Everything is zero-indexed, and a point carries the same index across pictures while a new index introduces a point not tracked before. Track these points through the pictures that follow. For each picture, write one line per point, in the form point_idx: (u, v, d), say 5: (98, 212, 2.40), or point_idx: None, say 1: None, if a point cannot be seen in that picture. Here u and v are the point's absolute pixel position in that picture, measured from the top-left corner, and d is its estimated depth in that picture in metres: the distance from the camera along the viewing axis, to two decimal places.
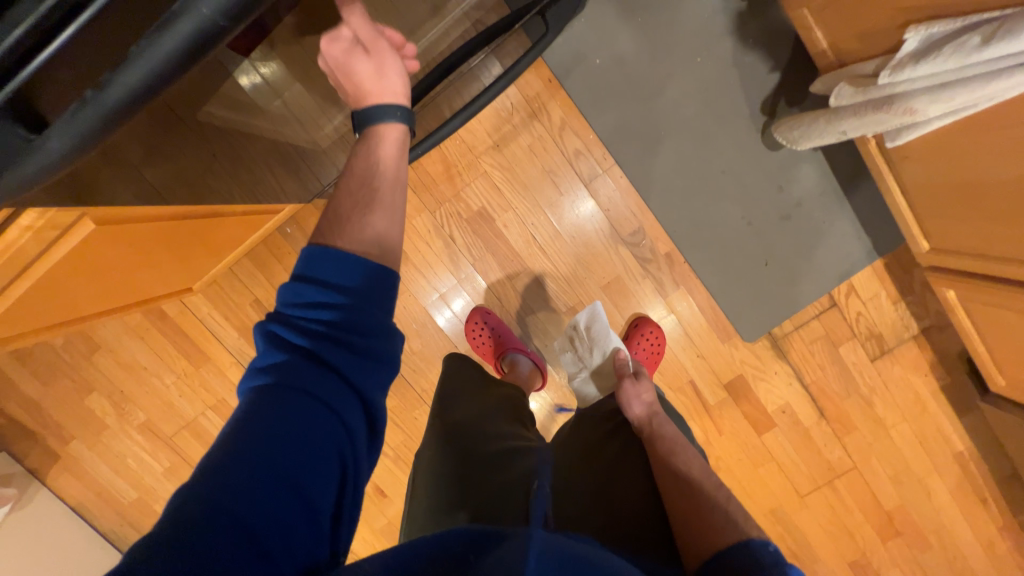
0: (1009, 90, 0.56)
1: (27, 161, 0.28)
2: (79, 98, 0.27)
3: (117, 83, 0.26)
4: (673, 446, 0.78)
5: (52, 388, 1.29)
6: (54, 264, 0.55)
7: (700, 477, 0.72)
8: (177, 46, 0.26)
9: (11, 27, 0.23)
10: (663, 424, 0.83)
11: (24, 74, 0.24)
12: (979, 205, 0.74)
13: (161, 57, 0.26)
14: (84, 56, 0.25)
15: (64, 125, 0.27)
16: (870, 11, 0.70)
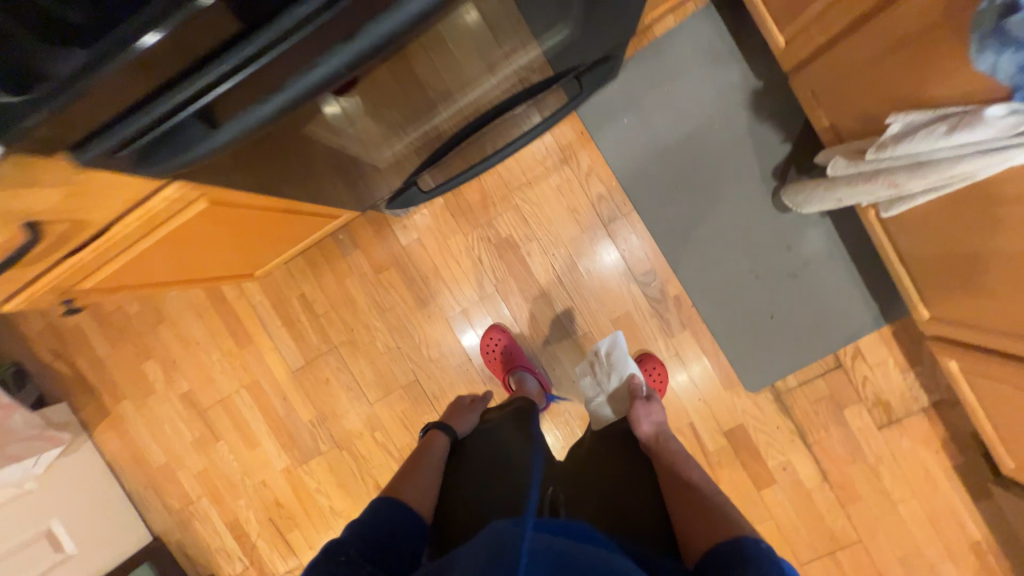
0: (978, 171, 0.64)
1: (204, 143, 0.42)
2: (247, 107, 0.41)
3: (274, 101, 0.41)
4: (677, 457, 0.82)
5: (117, 350, 1.46)
6: (166, 236, 0.70)
7: (702, 480, 0.76)
8: (317, 82, 0.40)
9: (220, 65, 0.37)
10: (669, 442, 0.87)
11: (220, 91, 0.38)
12: (972, 277, 0.79)
13: (308, 89, 0.41)
14: (256, 84, 0.39)
15: (236, 123, 0.42)
16: (862, 98, 0.80)
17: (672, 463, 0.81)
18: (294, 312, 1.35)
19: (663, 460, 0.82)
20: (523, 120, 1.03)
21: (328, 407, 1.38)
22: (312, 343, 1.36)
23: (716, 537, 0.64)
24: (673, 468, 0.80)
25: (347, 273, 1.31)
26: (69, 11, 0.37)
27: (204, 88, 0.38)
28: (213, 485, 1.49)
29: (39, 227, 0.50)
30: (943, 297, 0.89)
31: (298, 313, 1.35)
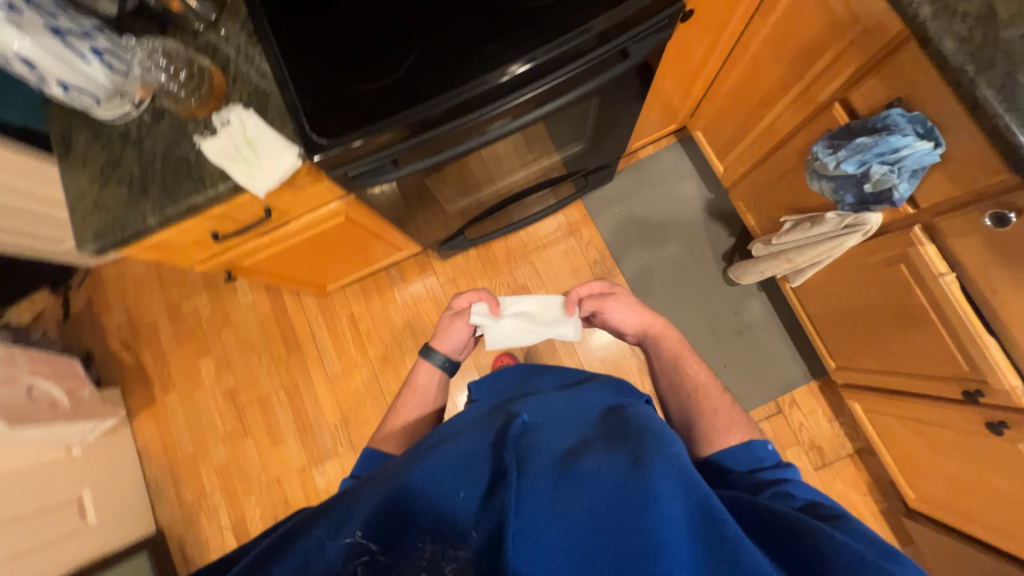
0: (830, 253, 1.02)
1: (386, 173, 0.82)
2: (414, 160, 0.82)
3: (432, 159, 0.83)
4: (678, 356, 0.97)
5: (180, 346, 1.71)
6: (309, 238, 1.04)
7: (705, 378, 0.92)
8: (455, 153, 0.83)
9: (412, 141, 0.77)
10: (654, 329, 1.01)
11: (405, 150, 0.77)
12: (849, 326, 1.12)
13: (449, 154, 0.83)
14: (423, 151, 0.80)
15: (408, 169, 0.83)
16: (768, 207, 1.22)
17: (678, 363, 0.96)
18: (342, 327, 1.65)
19: (664, 358, 0.98)
20: (545, 199, 1.45)
21: (353, 413, 1.60)
22: (352, 355, 1.63)
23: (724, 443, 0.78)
24: (673, 367, 0.96)
25: (393, 299, 1.65)
26: (303, 101, 0.73)
27: (400, 148, 0.77)
28: (230, 480, 1.62)
29: (270, 213, 0.85)
30: (844, 348, 1.19)
31: (344, 329, 1.65)
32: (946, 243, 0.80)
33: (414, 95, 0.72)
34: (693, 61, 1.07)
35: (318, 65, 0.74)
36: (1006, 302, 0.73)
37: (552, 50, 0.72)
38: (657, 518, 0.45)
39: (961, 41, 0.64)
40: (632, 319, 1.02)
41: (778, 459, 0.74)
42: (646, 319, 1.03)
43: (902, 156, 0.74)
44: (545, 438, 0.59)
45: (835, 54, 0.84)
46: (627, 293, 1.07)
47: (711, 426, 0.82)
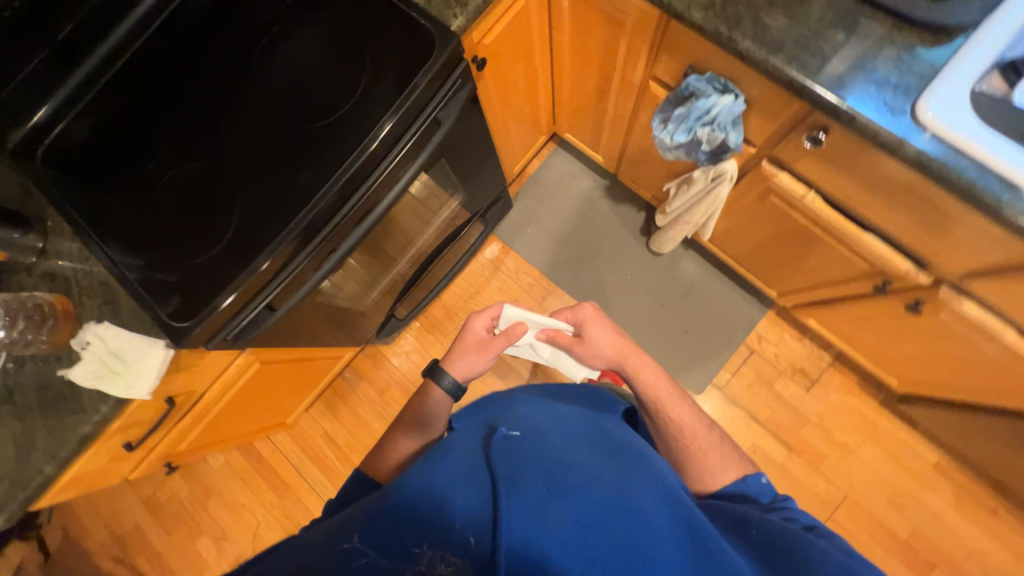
0: (714, 206, 1.06)
1: (262, 322, 0.81)
2: (312, 274, 0.81)
3: (315, 276, 0.82)
4: (660, 399, 0.91)
5: (172, 537, 1.63)
6: (234, 396, 1.02)
7: (689, 423, 0.88)
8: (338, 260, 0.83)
9: (307, 254, 0.78)
10: (632, 363, 0.94)
11: (284, 274, 0.77)
12: (766, 258, 1.16)
13: (331, 265, 0.83)
14: (317, 266, 0.81)
15: (292, 299, 0.82)
16: (652, 180, 1.26)
17: (659, 405, 0.90)
18: (321, 449, 1.60)
19: (644, 396, 0.91)
20: (458, 251, 1.47)
21: None
22: (342, 472, 1.59)
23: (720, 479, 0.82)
24: (655, 407, 0.90)
25: (359, 402, 1.62)
26: (156, 270, 0.74)
27: (293, 271, 0.78)
28: None
29: (174, 400, 0.83)
30: (773, 277, 1.23)
31: (324, 449, 1.60)
32: (792, 167, 0.83)
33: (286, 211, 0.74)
34: (521, 88, 1.11)
35: (172, 237, 0.75)
36: (863, 202, 0.77)
37: (380, 131, 0.74)
38: (643, 532, 0.50)
39: (706, 8, 0.68)
40: (611, 351, 0.97)
41: (772, 492, 0.79)
42: (621, 352, 0.96)
43: (715, 114, 0.78)
44: (541, 451, 0.59)
45: (626, 43, 0.89)
46: (603, 325, 0.99)
47: (701, 466, 0.84)
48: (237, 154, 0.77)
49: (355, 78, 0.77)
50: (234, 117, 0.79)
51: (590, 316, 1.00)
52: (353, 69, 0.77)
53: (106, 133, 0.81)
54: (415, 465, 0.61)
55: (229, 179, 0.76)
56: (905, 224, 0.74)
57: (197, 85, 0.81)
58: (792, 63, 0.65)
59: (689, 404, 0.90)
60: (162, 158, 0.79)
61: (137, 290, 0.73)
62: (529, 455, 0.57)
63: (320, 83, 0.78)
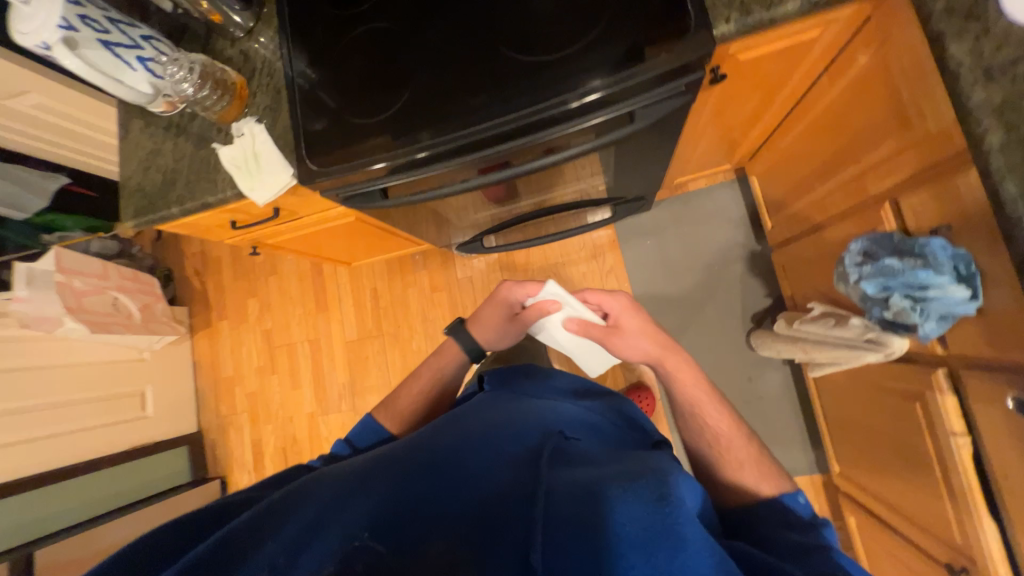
0: (846, 359, 0.90)
1: (371, 201, 0.84)
2: (462, 176, 0.78)
3: (449, 187, 0.80)
4: (697, 399, 0.78)
5: (235, 283, 1.94)
6: (324, 230, 1.12)
7: (727, 430, 0.75)
8: (488, 181, 0.79)
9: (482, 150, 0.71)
10: (669, 360, 0.80)
11: (426, 168, 0.74)
12: (858, 440, 1.00)
13: (483, 180, 0.78)
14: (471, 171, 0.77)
15: (422, 197, 0.83)
16: (804, 285, 1.09)
17: (692, 408, 0.77)
18: (364, 298, 1.77)
19: (679, 399, 0.79)
20: (572, 222, 1.40)
21: (360, 377, 1.76)
22: (368, 326, 1.77)
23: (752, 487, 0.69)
24: (691, 410, 0.77)
25: (412, 284, 1.73)
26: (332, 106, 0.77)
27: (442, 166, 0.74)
28: (256, 406, 1.88)
29: (279, 212, 0.93)
30: (850, 458, 1.07)
31: (366, 300, 1.77)
32: (967, 401, 0.68)
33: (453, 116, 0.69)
34: (741, 114, 0.95)
35: (345, 93, 0.77)
36: (1015, 493, 0.62)
37: (590, 97, 0.64)
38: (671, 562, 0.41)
39: None
40: (646, 347, 0.81)
41: (812, 513, 0.65)
42: (661, 350, 0.80)
43: (928, 296, 0.63)
44: (546, 460, 0.55)
45: (896, 147, 0.70)
46: (637, 321, 0.83)
47: (743, 481, 0.71)
48: (432, 46, 0.73)
49: (581, 27, 0.66)
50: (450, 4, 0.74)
51: (621, 305, 0.84)
52: (585, 15, 0.66)
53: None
54: (413, 446, 0.61)
55: (414, 63, 0.73)
56: None
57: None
58: None
59: (729, 408, 0.77)
60: (372, 9, 0.78)
61: (298, 119, 0.79)
62: (530, 468, 0.53)
63: (550, 12, 0.68)
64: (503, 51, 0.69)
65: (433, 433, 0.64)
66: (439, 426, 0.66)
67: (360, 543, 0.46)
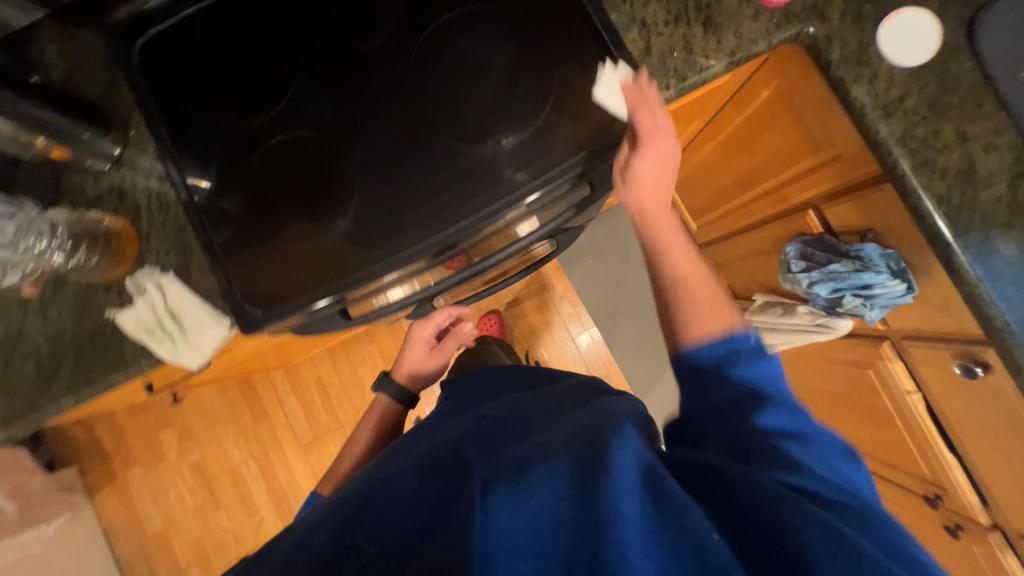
0: (793, 341, 1.02)
1: (328, 326, 0.75)
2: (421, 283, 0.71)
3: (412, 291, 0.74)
4: (660, 241, 0.67)
5: (136, 419, 1.60)
6: (261, 353, 0.96)
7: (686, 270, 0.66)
8: (456, 279, 0.74)
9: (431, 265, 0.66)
10: (657, 186, 0.66)
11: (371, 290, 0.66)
12: (819, 402, 1.14)
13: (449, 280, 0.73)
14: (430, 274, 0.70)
15: (385, 309, 0.75)
16: (742, 278, 1.20)
17: (656, 248, 0.68)
18: (310, 392, 1.57)
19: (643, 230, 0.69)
20: None
21: None
22: (322, 420, 1.58)
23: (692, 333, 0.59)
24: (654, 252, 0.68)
25: (361, 362, 1.58)
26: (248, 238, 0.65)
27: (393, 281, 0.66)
28: (205, 552, 1.58)
29: None
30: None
31: (313, 393, 1.58)
32: (912, 365, 0.80)
33: (374, 194, 0.63)
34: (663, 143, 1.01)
35: (262, 216, 0.66)
36: (969, 433, 0.75)
37: (533, 194, 0.62)
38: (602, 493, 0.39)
39: (940, 200, 0.61)
40: (646, 170, 0.62)
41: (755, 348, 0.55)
42: (653, 187, 0.65)
43: (876, 292, 0.73)
44: (512, 442, 0.53)
45: (811, 164, 0.80)
46: (656, 153, 0.62)
47: (695, 320, 0.61)
48: (369, 147, 0.65)
49: (533, 112, 0.64)
50: (378, 97, 0.66)
51: (656, 127, 0.61)
52: (531, 99, 0.64)
53: (227, 55, 0.68)
54: (395, 467, 0.59)
55: (352, 170, 0.65)
56: (1000, 473, 0.73)
57: (347, 44, 0.67)
58: (998, 303, 0.60)
59: (702, 263, 0.67)
60: (283, 114, 0.67)
61: (215, 263, 0.65)
62: (497, 452, 0.51)
63: (493, 97, 0.65)
64: (451, 143, 0.65)
65: (415, 453, 0.62)
66: (424, 443, 0.64)
67: (351, 544, 0.47)
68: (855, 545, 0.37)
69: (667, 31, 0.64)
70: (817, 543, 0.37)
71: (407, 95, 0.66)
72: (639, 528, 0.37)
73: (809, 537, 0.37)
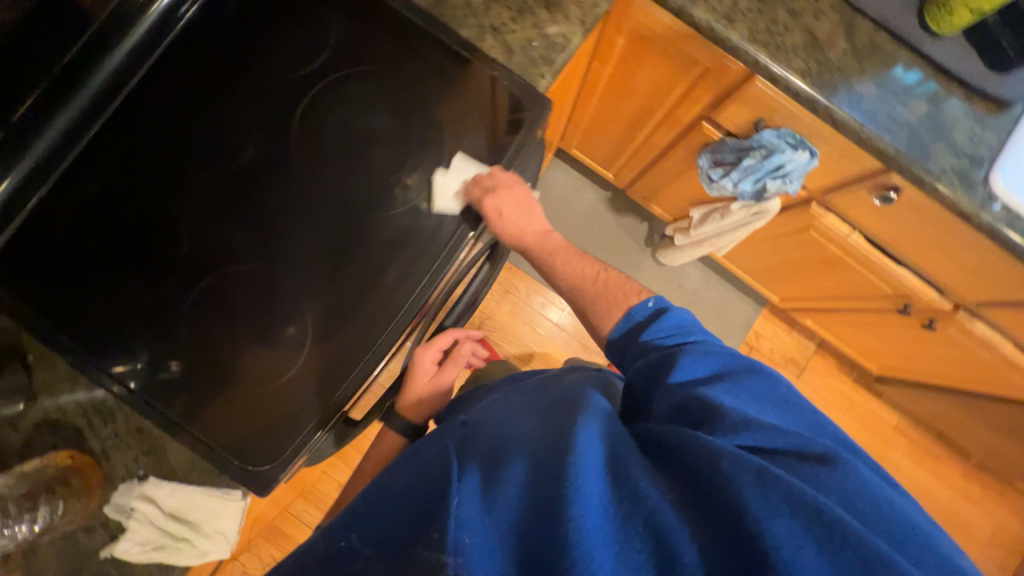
0: (744, 233, 1.10)
1: (339, 438, 0.71)
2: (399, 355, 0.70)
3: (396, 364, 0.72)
4: (551, 265, 0.74)
5: None
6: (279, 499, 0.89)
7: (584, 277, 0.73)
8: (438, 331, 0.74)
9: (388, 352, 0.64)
10: (530, 226, 0.71)
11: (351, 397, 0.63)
12: (782, 273, 1.25)
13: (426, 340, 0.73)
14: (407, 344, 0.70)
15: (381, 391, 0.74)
16: (672, 201, 1.28)
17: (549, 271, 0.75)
18: None
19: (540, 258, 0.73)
20: None
21: None
22: None
23: (607, 330, 0.66)
24: (551, 271, 0.74)
25: None
26: (218, 400, 0.61)
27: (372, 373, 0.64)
28: None
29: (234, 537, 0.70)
30: (782, 288, 1.33)
31: None
32: (842, 211, 0.90)
33: (325, 299, 0.62)
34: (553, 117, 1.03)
35: (208, 373, 0.61)
36: (906, 244, 0.86)
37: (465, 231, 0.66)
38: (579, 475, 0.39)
39: (802, 72, 0.68)
40: (518, 219, 0.68)
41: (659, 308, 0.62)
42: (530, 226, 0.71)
43: (789, 169, 0.82)
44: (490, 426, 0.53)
45: (688, 84, 0.86)
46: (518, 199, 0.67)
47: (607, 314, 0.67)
48: (315, 239, 0.62)
49: (437, 147, 0.65)
50: (304, 188, 0.63)
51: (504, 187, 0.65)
52: (430, 138, 0.65)
53: (105, 227, 0.62)
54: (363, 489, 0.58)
55: (294, 279, 0.62)
56: (939, 262, 0.85)
57: (254, 146, 0.64)
58: (885, 133, 0.68)
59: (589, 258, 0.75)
60: (196, 259, 0.62)
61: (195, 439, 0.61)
62: (479, 437, 0.50)
63: (394, 151, 0.64)
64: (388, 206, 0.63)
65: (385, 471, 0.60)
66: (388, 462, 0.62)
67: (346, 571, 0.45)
68: (786, 485, 0.38)
69: (518, 26, 0.67)
70: (753, 484, 0.38)
71: (310, 183, 0.63)
72: (600, 501, 0.38)
73: (754, 477, 0.38)
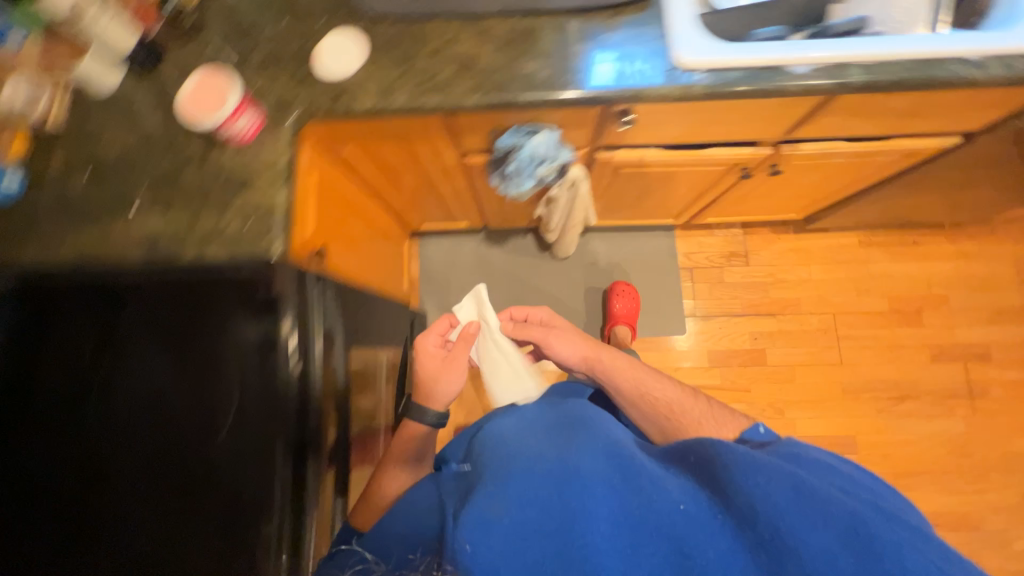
0: (583, 199, 1.09)
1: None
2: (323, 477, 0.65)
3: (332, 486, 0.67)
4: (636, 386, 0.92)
5: None
6: None
7: (673, 403, 0.87)
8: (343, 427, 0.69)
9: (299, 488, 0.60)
10: (597, 360, 0.99)
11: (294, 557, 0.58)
12: (649, 203, 1.25)
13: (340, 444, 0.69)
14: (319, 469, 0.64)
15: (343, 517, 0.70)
16: (522, 212, 1.30)
17: (637, 392, 0.91)
18: None
19: (624, 387, 0.93)
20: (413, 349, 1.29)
21: None
22: None
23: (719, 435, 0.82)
24: (632, 400, 0.90)
25: None
26: None
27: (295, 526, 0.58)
28: None
29: None
30: (664, 211, 1.33)
31: None
32: (622, 143, 0.90)
33: (202, 518, 0.57)
34: (353, 241, 1.02)
35: None
36: (690, 136, 0.87)
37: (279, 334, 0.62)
38: (579, 494, 0.55)
39: (476, 92, 0.71)
40: (573, 356, 1.01)
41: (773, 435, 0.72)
42: (586, 357, 1.00)
43: (542, 152, 0.82)
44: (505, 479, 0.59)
45: (426, 143, 0.88)
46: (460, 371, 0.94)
47: (717, 428, 0.81)
48: (181, 432, 0.59)
49: (204, 320, 0.63)
50: (145, 395, 0.61)
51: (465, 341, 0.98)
52: (189, 321, 0.63)
53: None
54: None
55: (166, 529, 0.57)
56: (726, 132, 0.86)
57: (81, 389, 0.61)
58: (573, 88, 0.70)
59: (669, 381, 0.92)
60: None
61: None
62: (507, 479, 0.59)
63: (166, 359, 0.62)
64: (265, 364, 0.61)
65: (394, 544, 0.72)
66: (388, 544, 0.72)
67: None
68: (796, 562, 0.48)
69: (228, 216, 0.70)
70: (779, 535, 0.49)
71: (112, 451, 0.59)
72: (601, 515, 0.54)
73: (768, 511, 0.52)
